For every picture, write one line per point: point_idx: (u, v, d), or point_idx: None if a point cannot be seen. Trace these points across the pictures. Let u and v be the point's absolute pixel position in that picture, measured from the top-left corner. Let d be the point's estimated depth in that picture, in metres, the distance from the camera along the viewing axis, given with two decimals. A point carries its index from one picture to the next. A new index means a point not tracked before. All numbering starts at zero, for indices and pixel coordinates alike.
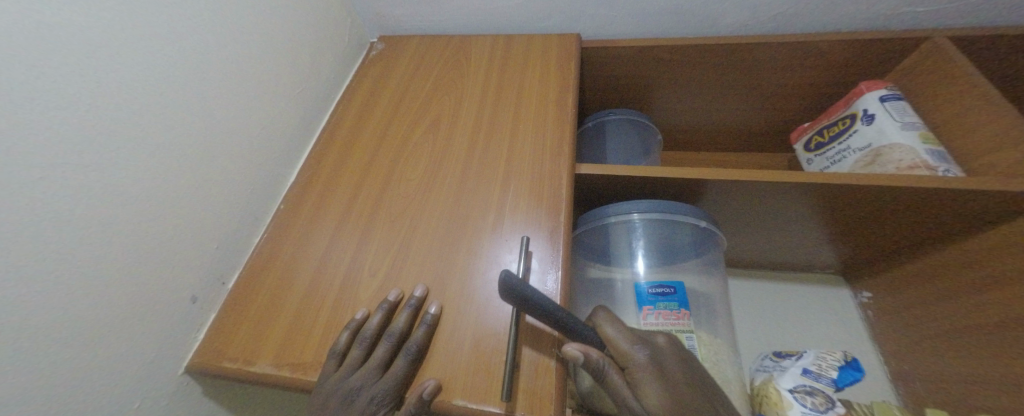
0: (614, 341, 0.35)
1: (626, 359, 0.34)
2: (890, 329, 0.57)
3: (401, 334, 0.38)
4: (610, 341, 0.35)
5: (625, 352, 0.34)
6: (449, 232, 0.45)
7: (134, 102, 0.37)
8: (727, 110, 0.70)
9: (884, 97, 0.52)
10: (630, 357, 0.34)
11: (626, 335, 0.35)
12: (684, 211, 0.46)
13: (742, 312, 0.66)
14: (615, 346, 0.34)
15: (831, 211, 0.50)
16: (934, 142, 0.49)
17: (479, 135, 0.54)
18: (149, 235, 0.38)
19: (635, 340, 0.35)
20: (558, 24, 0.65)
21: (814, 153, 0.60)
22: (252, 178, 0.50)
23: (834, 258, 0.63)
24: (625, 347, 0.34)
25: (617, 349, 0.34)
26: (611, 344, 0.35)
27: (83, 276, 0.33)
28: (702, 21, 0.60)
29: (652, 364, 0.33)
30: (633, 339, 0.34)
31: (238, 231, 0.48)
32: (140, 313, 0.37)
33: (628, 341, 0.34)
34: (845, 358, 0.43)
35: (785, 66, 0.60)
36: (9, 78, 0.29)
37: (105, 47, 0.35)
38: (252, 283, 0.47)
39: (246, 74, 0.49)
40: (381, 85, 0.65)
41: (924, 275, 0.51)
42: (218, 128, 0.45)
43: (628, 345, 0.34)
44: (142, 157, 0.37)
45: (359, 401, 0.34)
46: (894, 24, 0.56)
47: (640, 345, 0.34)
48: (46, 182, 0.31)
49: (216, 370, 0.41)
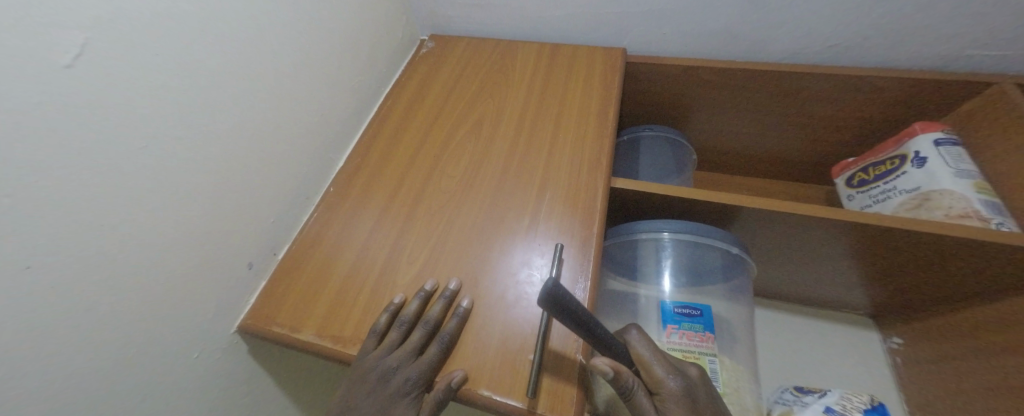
0: (648, 364, 0.36)
1: (659, 384, 0.35)
2: (917, 379, 0.55)
3: (435, 322, 0.40)
4: (643, 363, 0.36)
5: (658, 376, 0.35)
6: (485, 230, 0.47)
7: (221, 86, 0.41)
8: (769, 136, 0.69)
9: (938, 141, 0.50)
10: (662, 384, 0.35)
11: (659, 360, 0.36)
12: (715, 236, 0.47)
13: (764, 342, 0.66)
14: (648, 369, 0.36)
15: (868, 251, 0.49)
16: (988, 193, 0.47)
17: (521, 140, 0.56)
18: (218, 205, 0.42)
19: (668, 366, 0.36)
20: (606, 37, 0.67)
21: (856, 189, 0.59)
22: (306, 160, 0.54)
23: (865, 300, 0.61)
24: (658, 373, 0.35)
25: (650, 373, 0.36)
26: (644, 366, 0.36)
27: (166, 236, 0.37)
28: (751, 46, 0.60)
29: (683, 395, 0.35)
30: (666, 366, 0.36)
31: (291, 207, 0.52)
32: (204, 273, 0.42)
33: (661, 367, 0.36)
34: (871, 402, 0.43)
35: (836, 98, 0.59)
36: (131, 58, 0.33)
37: (205, 35, 0.39)
38: (299, 257, 0.51)
39: (311, 63, 0.53)
40: (429, 82, 0.67)
41: (961, 328, 0.49)
42: (283, 110, 0.49)
43: (661, 371, 0.35)
44: (221, 135, 0.41)
45: (394, 380, 0.37)
46: (957, 66, 0.54)
47: (671, 372, 0.36)
48: (149, 150, 0.35)
49: (265, 333, 0.45)
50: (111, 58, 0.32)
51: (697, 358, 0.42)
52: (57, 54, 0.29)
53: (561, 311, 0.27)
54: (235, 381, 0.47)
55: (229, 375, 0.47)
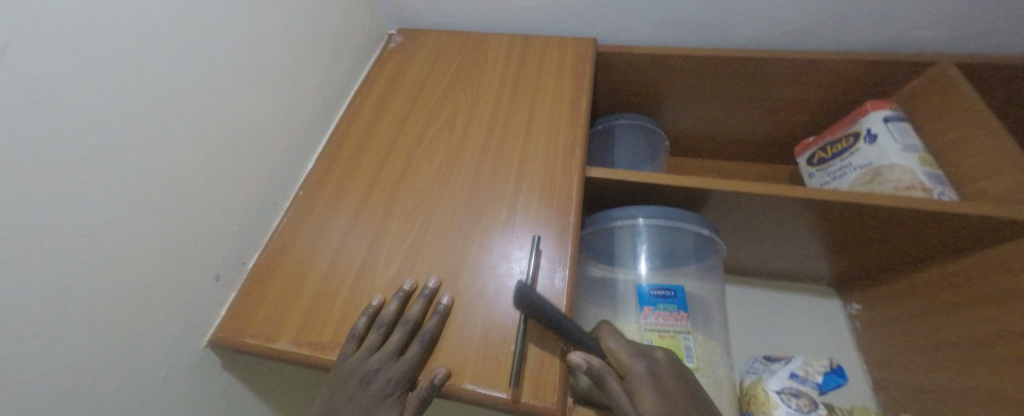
0: (616, 353, 0.37)
1: (627, 369, 0.36)
2: (874, 341, 0.60)
3: (415, 321, 0.40)
4: (612, 353, 0.37)
5: (624, 362, 0.37)
6: (462, 226, 0.47)
7: (174, 89, 0.39)
8: (735, 120, 0.71)
9: (887, 117, 0.53)
10: (630, 368, 0.36)
11: (626, 348, 0.37)
12: (687, 219, 0.48)
13: (737, 318, 0.69)
14: (616, 357, 0.37)
15: (828, 225, 0.52)
16: (932, 165, 0.51)
17: (495, 133, 0.56)
18: (179, 216, 0.40)
19: (635, 352, 0.37)
20: (575, 27, 0.67)
21: (815, 167, 0.62)
22: (271, 164, 0.52)
23: (827, 271, 0.65)
24: (625, 358, 0.37)
25: (617, 359, 0.37)
26: (612, 355, 0.37)
27: (123, 251, 0.35)
28: (715, 33, 0.62)
29: (650, 377, 0.35)
30: (633, 352, 0.37)
31: (258, 214, 0.50)
32: (169, 287, 0.40)
33: (627, 353, 0.37)
34: (830, 364, 0.46)
35: (794, 81, 0.62)
36: (68, 63, 0.31)
37: (152, 35, 0.37)
38: (271, 265, 0.49)
39: (271, 62, 0.51)
40: (398, 78, 0.66)
41: (912, 291, 0.53)
42: (244, 113, 0.47)
43: (627, 357, 0.37)
44: (176, 142, 0.39)
45: (375, 382, 0.36)
46: (902, 47, 0.57)
47: (638, 357, 0.37)
48: (97, 161, 0.33)
49: (239, 345, 0.43)
50: (45, 64, 0.29)
51: (673, 336, 0.44)
52: None
53: (518, 298, 0.33)
54: (210, 396, 0.46)
55: (203, 390, 0.45)
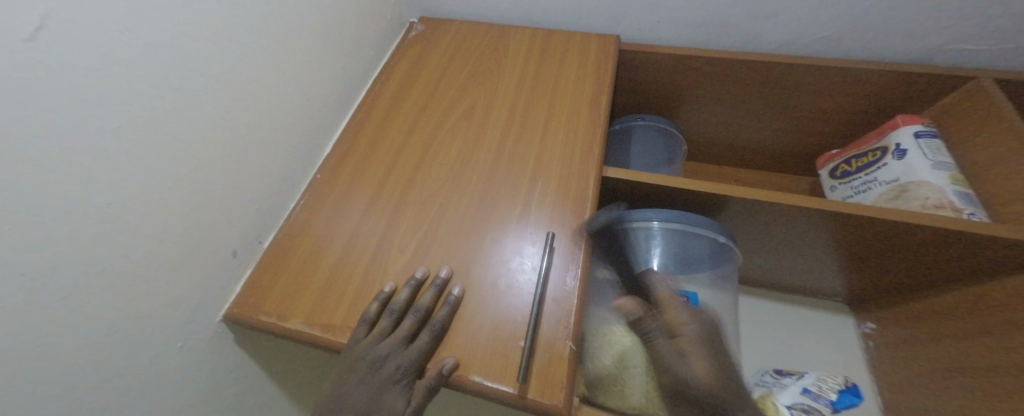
0: (669, 310, 0.40)
1: (678, 328, 0.39)
2: (886, 361, 0.58)
3: (427, 310, 0.40)
4: (664, 308, 0.40)
5: (678, 320, 0.39)
6: (476, 218, 0.47)
7: (201, 66, 0.39)
8: (758, 127, 0.70)
9: (919, 133, 0.51)
10: (682, 327, 0.39)
11: (682, 309, 0.40)
12: (703, 225, 0.48)
13: (747, 328, 0.68)
14: (669, 314, 0.40)
15: (848, 240, 0.51)
16: (963, 185, 0.49)
17: (513, 128, 0.55)
18: (200, 192, 0.41)
19: (689, 313, 0.40)
20: (599, 24, 0.66)
21: (839, 180, 0.60)
22: (291, 146, 0.52)
23: (843, 287, 0.64)
24: (679, 318, 0.39)
25: (671, 317, 0.39)
26: (666, 312, 0.40)
27: (146, 223, 0.36)
28: (743, 36, 0.60)
29: (697, 337, 0.38)
30: (686, 313, 0.39)
31: (276, 194, 0.51)
32: (188, 261, 0.41)
33: (683, 311, 0.39)
34: (845, 383, 0.45)
35: (823, 90, 0.60)
36: (104, 35, 0.31)
37: (183, 11, 0.37)
38: (286, 245, 0.50)
39: (296, 44, 0.51)
40: (418, 67, 0.66)
41: (931, 313, 0.52)
42: (268, 93, 0.48)
43: (682, 314, 0.39)
44: (200, 119, 0.40)
45: (386, 367, 0.37)
46: (939, 60, 0.55)
47: (691, 319, 0.39)
48: (125, 133, 0.33)
49: (252, 322, 0.44)
50: (82, 35, 0.30)
51: None
52: (20, 27, 0.26)
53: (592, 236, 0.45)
54: (223, 370, 0.47)
55: (216, 364, 0.46)
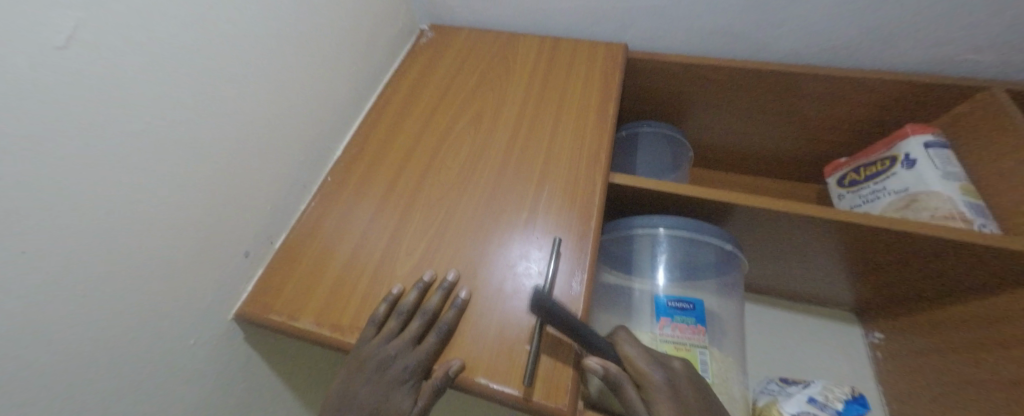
0: (632, 359, 0.37)
1: (643, 378, 0.36)
2: (894, 372, 0.58)
3: (434, 312, 0.41)
4: (629, 358, 0.37)
5: (642, 371, 0.36)
6: (483, 222, 0.48)
7: (219, 71, 0.40)
8: (765, 135, 0.70)
9: (928, 143, 0.51)
10: (646, 376, 0.36)
11: (643, 356, 0.37)
12: (711, 233, 0.48)
13: (753, 337, 0.68)
14: (632, 363, 0.37)
15: (856, 249, 0.51)
16: (974, 195, 0.49)
17: (520, 133, 0.56)
18: (215, 192, 0.42)
19: (652, 362, 0.37)
20: (607, 32, 0.66)
21: (846, 189, 0.60)
22: (303, 149, 0.53)
23: (851, 297, 0.63)
24: (642, 366, 0.36)
25: (634, 367, 0.37)
26: (631, 362, 0.37)
27: (163, 222, 0.37)
28: (751, 45, 0.61)
29: (666, 387, 0.35)
30: (649, 360, 0.37)
31: (288, 196, 0.52)
32: (202, 260, 0.42)
33: (667, 347, 0.40)
34: (852, 392, 0.44)
35: (831, 99, 0.60)
36: (131, 40, 0.33)
37: (204, 18, 0.38)
38: (296, 246, 0.51)
39: (310, 50, 0.52)
40: (428, 72, 0.67)
41: (940, 325, 0.51)
42: (282, 97, 0.49)
43: (667, 351, 0.39)
44: (217, 122, 0.41)
45: (393, 368, 0.38)
46: (949, 71, 0.55)
47: (656, 366, 0.37)
48: (147, 134, 0.35)
49: (263, 321, 0.45)
50: (110, 41, 0.31)
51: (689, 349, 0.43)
52: (52, 35, 0.28)
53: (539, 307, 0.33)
54: (232, 368, 0.48)
55: (227, 361, 0.47)
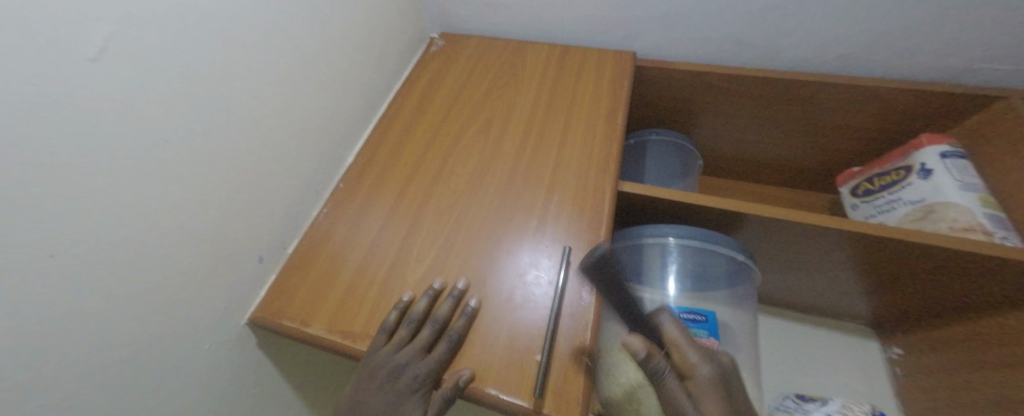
0: (679, 347, 0.36)
1: (688, 368, 0.35)
2: (913, 388, 0.56)
3: (443, 321, 0.41)
4: (674, 346, 0.36)
5: (688, 359, 0.35)
6: (493, 230, 0.48)
7: (235, 81, 0.42)
8: (777, 144, 0.69)
9: (945, 153, 0.50)
10: (693, 368, 0.34)
11: (693, 346, 0.36)
12: (722, 243, 0.47)
13: (766, 349, 0.67)
14: (679, 351, 0.36)
15: (872, 260, 0.50)
16: (993, 207, 0.47)
17: (530, 141, 0.56)
18: (229, 199, 0.43)
19: (701, 352, 0.35)
20: (616, 41, 0.67)
21: (861, 199, 0.59)
22: (316, 156, 0.54)
23: (866, 309, 0.62)
24: (690, 357, 0.35)
25: (680, 354, 0.35)
26: (676, 350, 0.36)
27: (179, 228, 0.38)
28: (761, 54, 0.61)
29: (715, 379, 0.33)
30: (699, 350, 0.35)
31: (301, 203, 0.53)
32: (216, 266, 0.42)
33: (694, 352, 0.35)
34: (872, 412, 0.43)
35: (844, 108, 0.59)
36: (153, 53, 0.34)
37: (223, 30, 0.40)
38: (308, 253, 0.51)
39: (324, 59, 0.54)
40: (439, 81, 0.68)
41: (961, 339, 0.50)
42: (296, 106, 0.50)
43: (693, 356, 0.35)
44: (232, 130, 0.42)
45: (403, 377, 0.38)
46: (965, 80, 0.54)
47: (706, 358, 0.35)
48: (166, 144, 0.36)
49: (275, 327, 0.45)
50: (136, 54, 0.32)
51: None
52: (85, 48, 0.29)
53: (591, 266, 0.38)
54: (245, 373, 0.48)
55: (239, 366, 0.47)
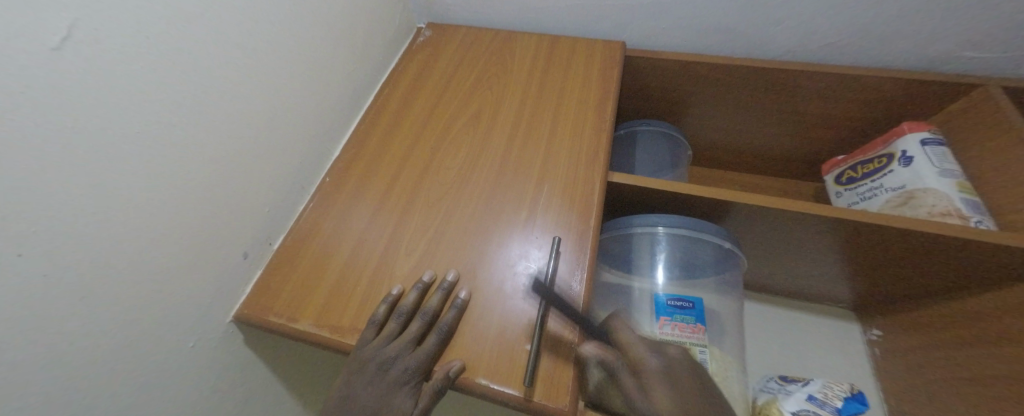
0: (630, 346, 0.39)
1: (639, 362, 0.38)
2: (892, 368, 0.58)
3: (433, 313, 0.41)
4: (627, 345, 0.40)
5: (637, 355, 0.38)
6: (483, 222, 0.48)
7: (215, 72, 0.40)
8: (763, 133, 0.70)
9: (925, 140, 0.52)
10: (642, 361, 0.38)
11: (641, 342, 0.39)
12: (709, 231, 0.48)
13: (752, 334, 0.68)
14: (630, 350, 0.39)
15: (854, 246, 0.51)
16: (970, 192, 0.49)
17: (519, 133, 0.56)
18: (212, 195, 0.42)
19: (648, 347, 0.39)
20: (605, 30, 0.66)
21: (844, 186, 0.60)
22: (301, 149, 0.53)
23: (848, 293, 0.63)
24: (640, 353, 0.39)
25: (631, 352, 0.39)
26: (627, 349, 0.39)
27: (160, 225, 0.37)
28: (749, 43, 0.61)
29: (662, 371, 0.37)
30: (646, 346, 0.39)
31: (286, 197, 0.52)
32: (199, 263, 0.41)
33: (643, 348, 0.39)
34: (851, 391, 0.44)
35: (829, 96, 0.60)
36: (127, 43, 0.32)
37: (201, 20, 0.38)
38: (295, 248, 0.50)
39: (306, 50, 0.52)
40: (426, 72, 0.66)
41: (937, 321, 0.51)
42: (278, 98, 0.49)
43: (643, 352, 0.39)
44: (214, 124, 0.41)
45: (393, 369, 0.38)
46: (946, 68, 0.55)
47: (653, 352, 0.39)
48: (144, 137, 0.34)
49: (262, 323, 0.45)
50: (105, 42, 0.31)
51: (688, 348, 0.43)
52: (44, 36, 0.27)
53: None
54: (232, 371, 0.47)
55: (226, 363, 0.47)
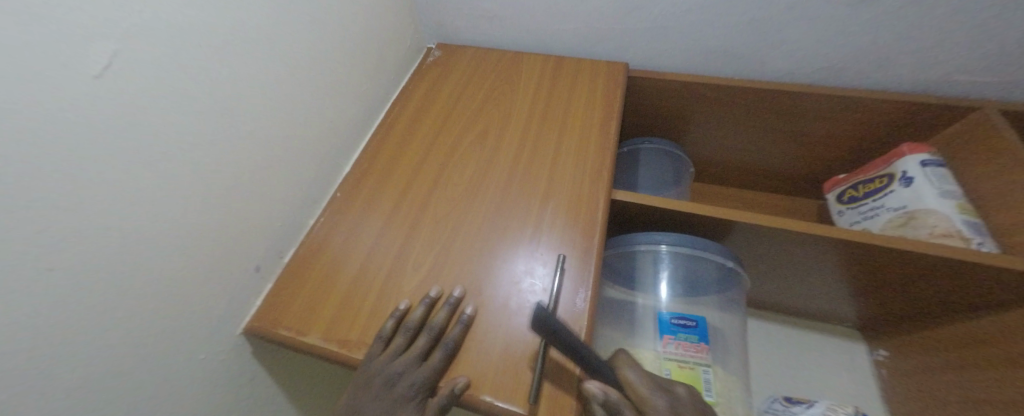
0: (633, 385, 0.37)
1: (644, 403, 0.36)
2: (900, 390, 0.57)
3: (439, 329, 0.41)
4: (630, 384, 0.37)
5: (643, 395, 0.37)
6: (489, 238, 0.49)
7: (233, 93, 0.42)
8: (765, 152, 0.71)
9: (924, 162, 0.52)
10: (647, 402, 0.36)
11: (646, 381, 0.38)
12: (712, 250, 0.48)
13: (757, 353, 0.68)
14: (634, 389, 0.37)
15: (857, 266, 0.51)
16: (971, 214, 0.49)
17: (525, 151, 0.57)
18: (227, 209, 0.43)
19: (654, 387, 0.37)
20: (609, 52, 0.68)
21: (846, 205, 0.61)
22: (313, 165, 0.55)
23: (853, 312, 0.63)
24: (645, 393, 0.37)
25: (635, 391, 0.37)
26: (631, 387, 0.37)
27: (176, 239, 0.38)
28: (749, 65, 0.62)
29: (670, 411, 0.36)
30: (653, 386, 0.37)
31: (297, 212, 0.53)
32: (212, 276, 0.42)
33: (648, 388, 0.37)
34: (856, 413, 0.44)
35: (829, 117, 0.61)
36: (153, 67, 0.35)
37: (221, 44, 0.40)
38: (305, 261, 0.52)
39: (320, 70, 0.54)
40: (435, 90, 0.69)
41: (943, 341, 0.51)
42: (292, 117, 0.50)
43: (648, 391, 0.37)
44: (230, 141, 0.42)
45: (399, 385, 0.38)
46: (942, 91, 0.57)
47: (659, 392, 0.37)
48: (165, 155, 0.36)
49: (271, 335, 0.46)
50: (138, 69, 0.33)
51: (692, 368, 0.44)
52: (91, 65, 0.30)
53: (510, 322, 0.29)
54: (240, 383, 0.48)
55: (235, 375, 0.47)
